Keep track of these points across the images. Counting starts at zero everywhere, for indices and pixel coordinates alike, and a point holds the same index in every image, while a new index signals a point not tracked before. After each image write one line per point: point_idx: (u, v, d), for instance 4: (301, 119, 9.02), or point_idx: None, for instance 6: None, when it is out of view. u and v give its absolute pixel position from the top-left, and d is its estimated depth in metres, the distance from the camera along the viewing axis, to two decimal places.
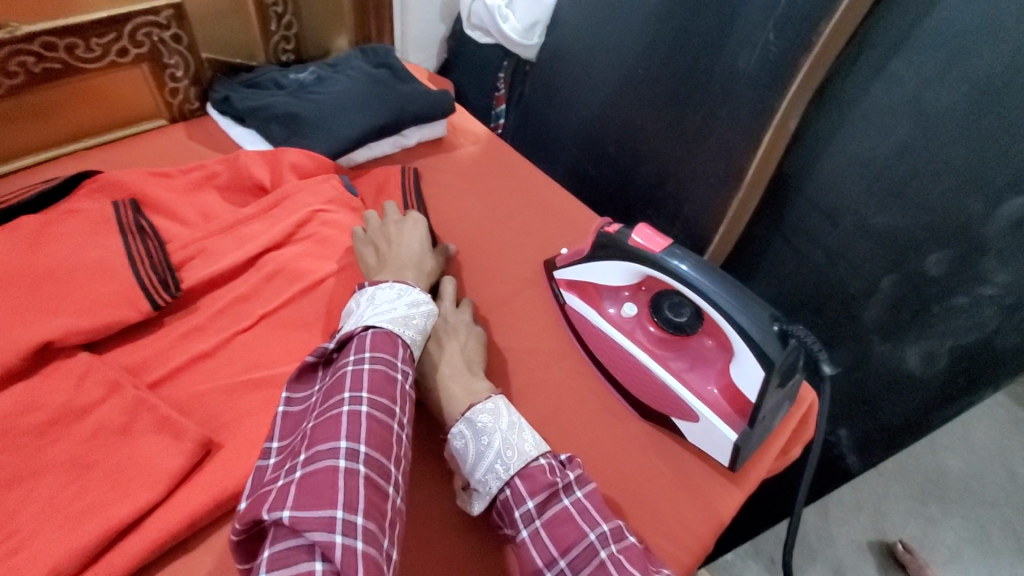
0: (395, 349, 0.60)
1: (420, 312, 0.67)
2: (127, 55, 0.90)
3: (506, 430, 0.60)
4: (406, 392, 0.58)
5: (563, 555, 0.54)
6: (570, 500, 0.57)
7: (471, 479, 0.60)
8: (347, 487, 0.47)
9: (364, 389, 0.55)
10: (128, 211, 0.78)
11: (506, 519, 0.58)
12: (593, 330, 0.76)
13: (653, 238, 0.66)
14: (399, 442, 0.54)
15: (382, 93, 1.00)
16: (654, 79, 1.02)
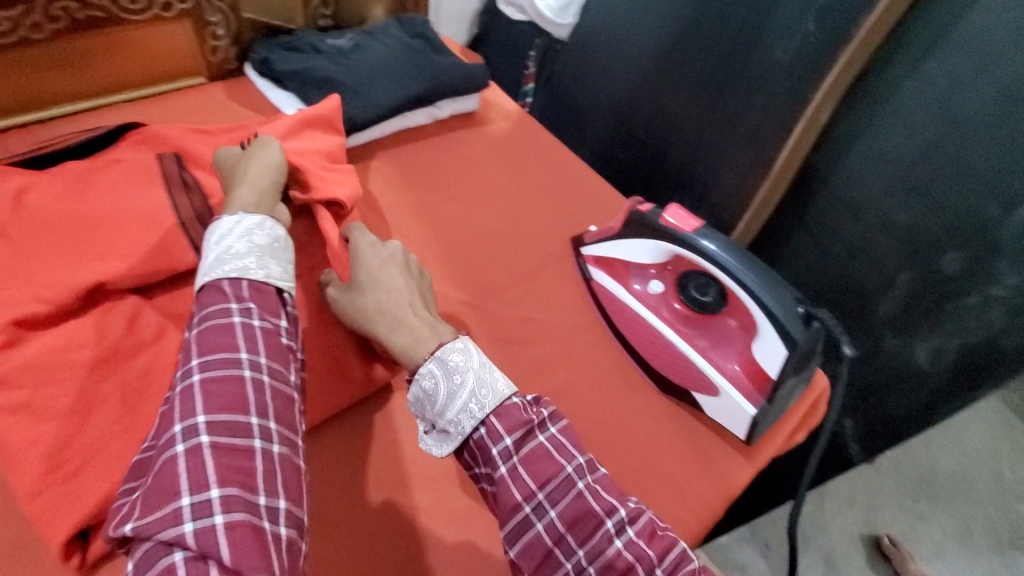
0: (223, 295, 0.52)
1: (232, 238, 0.55)
2: (171, 10, 0.91)
3: (478, 368, 0.55)
4: (254, 330, 0.51)
5: (542, 488, 0.50)
6: (545, 435, 0.53)
7: (441, 419, 0.54)
8: (189, 466, 0.43)
9: (194, 355, 0.48)
10: (173, 164, 0.79)
11: (480, 457, 0.53)
12: (619, 305, 0.78)
13: (686, 219, 0.69)
14: (259, 388, 0.49)
15: (419, 62, 1.01)
16: (690, 65, 1.03)
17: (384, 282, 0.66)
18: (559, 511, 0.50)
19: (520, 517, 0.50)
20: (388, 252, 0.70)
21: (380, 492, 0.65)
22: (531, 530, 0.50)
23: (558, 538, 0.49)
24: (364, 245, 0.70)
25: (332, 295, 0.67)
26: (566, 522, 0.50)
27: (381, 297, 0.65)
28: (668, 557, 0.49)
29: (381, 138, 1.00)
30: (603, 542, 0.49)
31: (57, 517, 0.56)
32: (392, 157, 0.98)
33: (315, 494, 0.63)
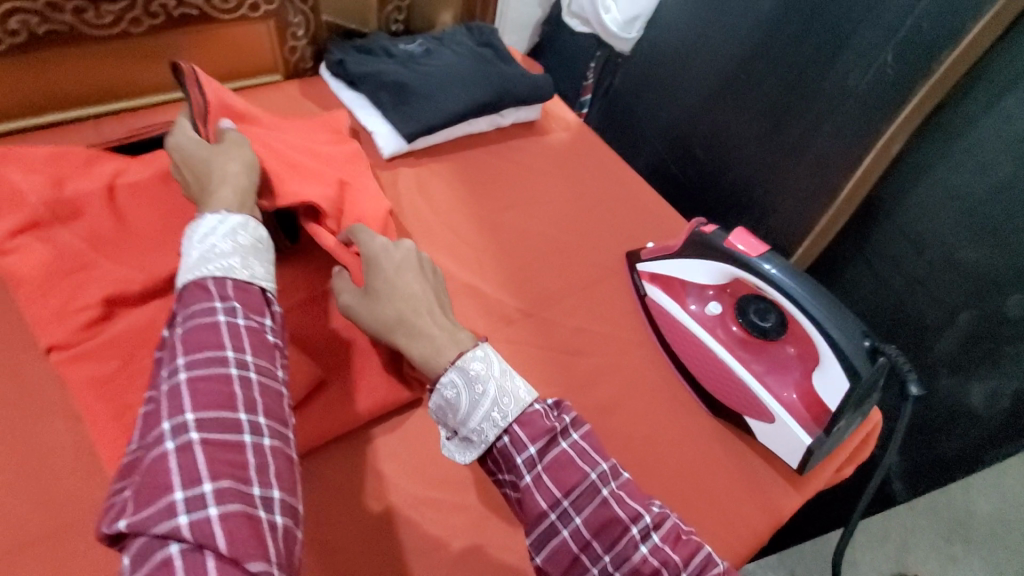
0: (208, 294, 0.49)
1: (216, 237, 0.52)
2: (258, 10, 0.96)
3: (499, 376, 0.54)
4: (240, 326, 0.49)
5: (567, 496, 0.51)
6: (568, 442, 0.53)
7: (463, 428, 0.54)
8: (181, 463, 0.42)
9: (179, 352, 0.46)
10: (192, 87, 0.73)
11: (504, 465, 0.54)
12: (673, 323, 0.79)
13: (755, 245, 0.69)
14: (248, 384, 0.47)
15: (487, 71, 1.04)
16: (756, 87, 1.04)
17: (400, 289, 0.63)
18: (585, 518, 0.50)
19: (546, 524, 0.51)
20: (401, 253, 0.66)
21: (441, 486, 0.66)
22: (557, 536, 0.50)
23: (584, 544, 0.50)
24: (376, 248, 0.65)
25: (346, 303, 0.64)
26: (591, 528, 0.50)
27: (399, 307, 0.61)
28: (693, 559, 0.50)
29: (445, 143, 1.02)
30: (628, 548, 0.49)
31: None
32: (454, 162, 1.00)
33: (382, 477, 0.65)
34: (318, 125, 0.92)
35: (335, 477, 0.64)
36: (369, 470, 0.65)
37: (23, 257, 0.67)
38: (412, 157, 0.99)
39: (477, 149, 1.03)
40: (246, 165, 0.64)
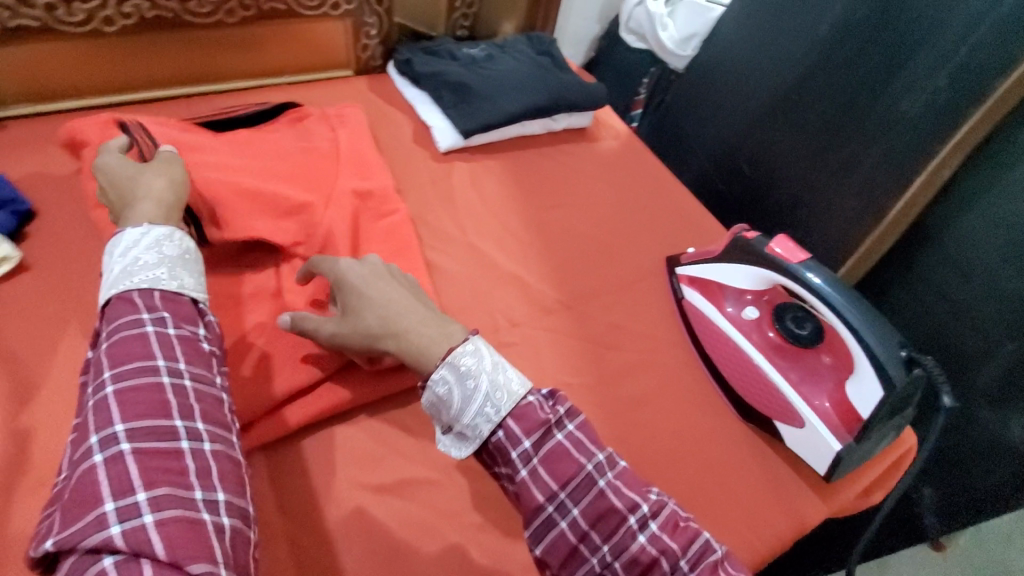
0: (134, 308, 0.51)
1: (139, 249, 0.54)
2: (338, 9, 1.04)
3: (490, 370, 0.54)
4: (168, 337, 0.51)
5: (563, 487, 0.50)
6: (563, 434, 0.52)
7: (457, 422, 0.53)
8: (111, 473, 0.43)
9: (107, 369, 0.48)
10: (143, 137, 0.76)
11: (500, 460, 0.53)
12: (710, 326, 0.80)
13: (793, 251, 0.70)
14: (181, 392, 0.49)
15: (544, 77, 1.09)
16: (808, 107, 1.06)
17: (379, 297, 0.62)
18: (582, 509, 0.50)
19: (543, 517, 0.50)
20: (370, 266, 0.65)
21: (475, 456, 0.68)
22: (555, 528, 0.50)
23: (582, 535, 0.50)
24: (341, 268, 0.64)
25: (329, 333, 0.62)
26: (589, 519, 0.50)
27: (378, 316, 0.60)
28: (691, 548, 0.50)
29: (499, 143, 1.07)
30: (626, 537, 0.49)
31: None
32: (505, 160, 1.05)
33: (419, 441, 0.68)
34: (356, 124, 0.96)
35: (376, 436, 0.67)
36: (408, 433, 0.68)
37: None
38: (467, 153, 1.04)
39: (528, 150, 1.08)
40: (173, 184, 0.64)
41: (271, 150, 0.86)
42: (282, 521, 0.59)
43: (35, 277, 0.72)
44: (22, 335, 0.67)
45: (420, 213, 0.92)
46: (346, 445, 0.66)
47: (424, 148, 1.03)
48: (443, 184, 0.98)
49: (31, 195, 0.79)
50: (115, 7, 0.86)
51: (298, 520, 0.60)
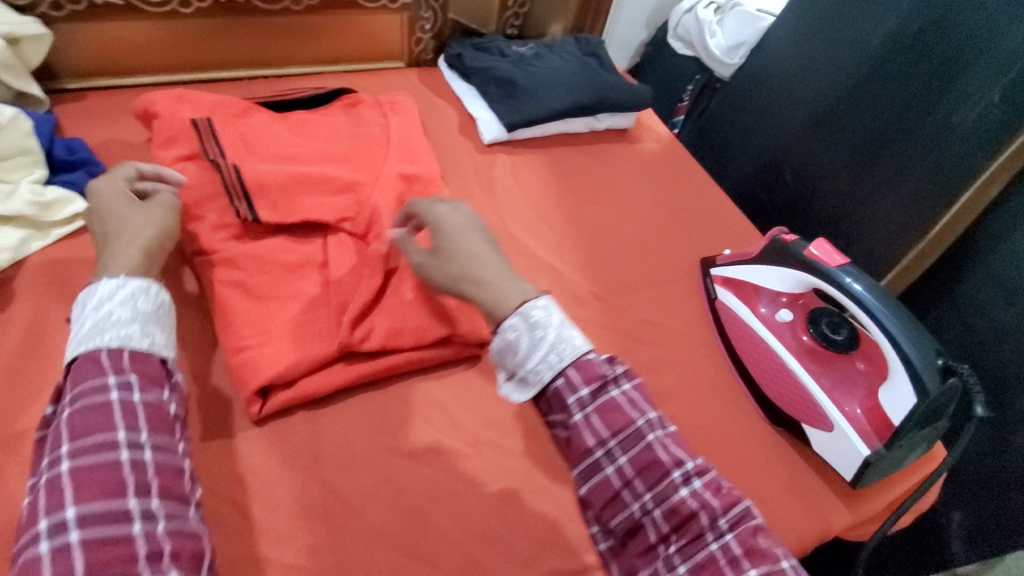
0: (100, 368, 0.49)
1: (114, 303, 0.52)
2: (396, 2, 1.08)
3: (559, 325, 0.54)
4: (131, 405, 0.49)
5: (614, 437, 0.52)
6: (618, 391, 0.53)
7: (520, 368, 0.54)
8: (57, 563, 0.42)
9: (65, 441, 0.46)
10: (209, 139, 0.81)
11: (556, 407, 0.53)
12: (742, 326, 0.80)
13: (830, 253, 0.71)
14: (139, 467, 0.47)
15: (591, 77, 1.11)
16: (856, 118, 1.06)
17: (465, 246, 0.64)
18: (629, 458, 0.51)
19: (591, 460, 0.52)
20: (464, 217, 0.68)
21: (502, 433, 0.69)
22: (600, 473, 0.52)
23: (627, 481, 0.51)
24: (436, 215, 0.67)
25: (418, 263, 0.65)
26: (635, 468, 0.51)
27: (464, 262, 0.62)
28: (732, 509, 0.50)
29: (541, 139, 1.10)
30: (668, 489, 0.50)
31: (247, 372, 0.65)
32: (547, 155, 1.07)
33: (449, 415, 0.70)
34: (408, 112, 0.99)
35: (409, 406, 0.70)
36: (439, 406, 0.70)
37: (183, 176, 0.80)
38: (510, 146, 1.07)
39: (570, 147, 1.10)
40: (163, 229, 0.62)
41: (329, 131, 0.90)
42: (317, 477, 0.62)
43: None
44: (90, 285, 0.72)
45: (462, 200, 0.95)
46: (379, 411, 0.68)
47: (468, 139, 1.06)
48: (485, 174, 1.00)
49: (105, 160, 0.85)
50: None
51: (330, 477, 0.63)
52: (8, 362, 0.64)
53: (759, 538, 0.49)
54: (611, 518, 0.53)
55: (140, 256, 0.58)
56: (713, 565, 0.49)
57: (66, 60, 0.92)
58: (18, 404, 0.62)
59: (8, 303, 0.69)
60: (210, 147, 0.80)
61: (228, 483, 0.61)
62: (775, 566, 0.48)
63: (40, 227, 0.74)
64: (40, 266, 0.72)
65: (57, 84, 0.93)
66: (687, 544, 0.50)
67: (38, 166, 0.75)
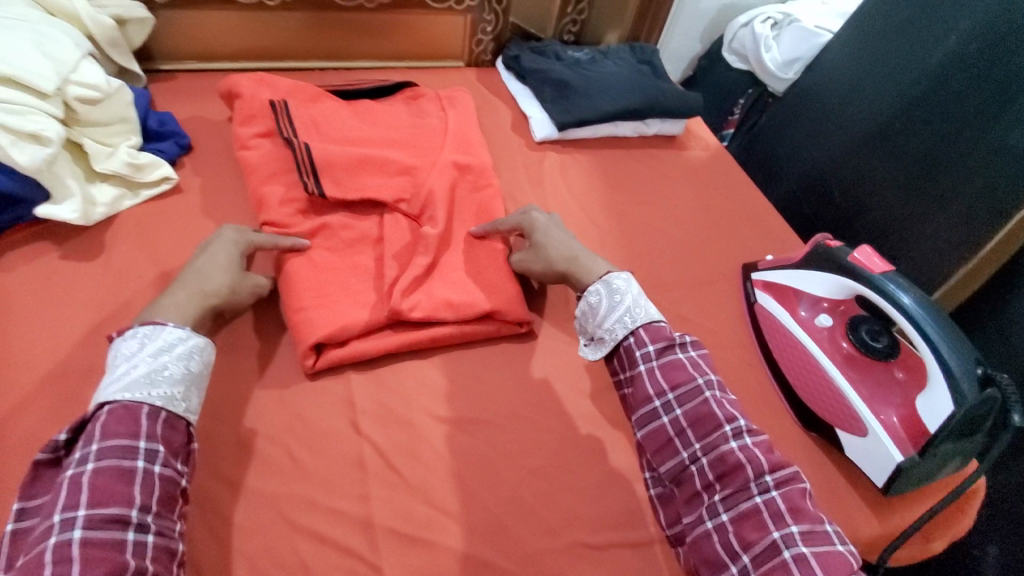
0: (136, 429, 0.52)
1: (170, 358, 0.56)
2: (461, 4, 1.14)
3: (635, 294, 0.65)
4: (152, 479, 0.51)
5: (673, 390, 0.60)
6: (684, 353, 0.62)
7: (599, 329, 0.66)
8: None
9: (82, 504, 0.47)
10: (283, 117, 0.86)
11: (625, 363, 0.64)
12: (780, 329, 0.81)
13: (871, 258, 0.72)
14: (141, 550, 0.48)
15: (644, 83, 1.14)
16: (909, 136, 1.06)
17: (559, 237, 0.77)
18: (684, 410, 0.59)
19: (650, 408, 0.61)
20: (549, 218, 0.81)
21: (535, 412, 0.72)
22: (657, 420, 0.60)
23: (680, 431, 0.59)
24: (530, 214, 0.81)
25: (521, 258, 0.79)
26: (688, 419, 0.59)
27: (559, 249, 0.75)
28: (780, 470, 0.56)
29: (590, 141, 1.13)
30: (718, 440, 0.57)
31: (304, 331, 0.70)
32: (595, 156, 1.10)
33: (486, 390, 0.73)
34: (466, 106, 1.04)
35: (449, 378, 0.73)
36: (476, 381, 0.73)
37: (259, 151, 0.87)
38: (559, 145, 1.11)
39: (618, 150, 1.13)
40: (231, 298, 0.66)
41: (392, 119, 0.96)
42: (359, 433, 0.66)
43: (186, 200, 0.85)
44: (170, 244, 0.79)
45: (511, 192, 0.99)
46: (421, 379, 0.72)
47: (520, 136, 1.10)
48: (534, 169, 1.04)
49: (190, 134, 0.94)
50: None
51: (371, 434, 0.66)
52: (98, 305, 0.72)
53: (806, 500, 0.54)
54: (661, 463, 0.60)
55: (197, 312, 0.62)
56: (756, 515, 0.54)
57: (162, 43, 1.01)
58: (104, 342, 0.69)
59: (100, 254, 0.76)
60: (284, 126, 0.86)
61: (284, 430, 0.65)
62: (817, 526, 0.53)
63: (132, 187, 0.83)
64: (129, 224, 0.80)
65: (151, 65, 1.02)
66: (730, 494, 0.56)
67: (134, 133, 0.84)
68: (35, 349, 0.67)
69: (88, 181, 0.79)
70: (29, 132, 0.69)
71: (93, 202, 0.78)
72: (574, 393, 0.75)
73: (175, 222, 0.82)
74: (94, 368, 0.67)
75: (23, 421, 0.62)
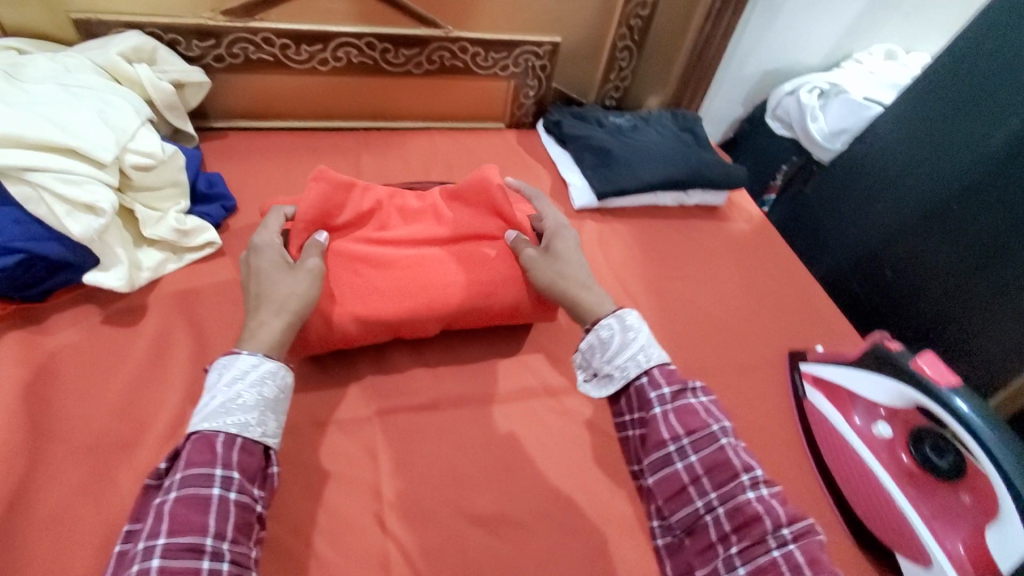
0: (212, 457, 0.52)
1: (243, 385, 0.56)
2: (506, 71, 1.15)
3: (648, 332, 0.64)
4: (226, 508, 0.50)
5: (687, 435, 0.58)
6: (696, 399, 0.60)
7: (608, 365, 0.63)
8: None
9: (163, 532, 0.48)
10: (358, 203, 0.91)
11: (637, 404, 0.61)
12: (832, 430, 0.78)
13: (943, 372, 0.69)
14: None
15: (686, 153, 1.12)
16: (966, 221, 1.02)
17: (574, 258, 0.77)
18: (700, 457, 0.57)
19: (664, 453, 0.58)
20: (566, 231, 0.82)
21: (568, 512, 0.68)
22: (670, 466, 0.58)
23: (695, 478, 0.57)
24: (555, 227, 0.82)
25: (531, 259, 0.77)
26: (705, 466, 0.56)
27: (571, 268, 0.75)
28: (796, 522, 0.52)
29: (629, 210, 1.11)
30: (735, 489, 0.55)
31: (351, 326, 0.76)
32: (635, 226, 1.08)
33: (516, 484, 0.69)
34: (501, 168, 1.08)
35: (478, 469, 0.70)
36: (506, 473, 0.70)
37: None
38: (599, 214, 1.09)
39: (658, 220, 1.11)
40: (305, 298, 0.67)
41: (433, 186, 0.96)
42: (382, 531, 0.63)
43: (225, 265, 0.85)
44: (209, 311, 0.79)
45: None
46: (447, 470, 0.69)
47: (560, 203, 1.09)
48: None
49: (236, 195, 0.95)
50: (331, 52, 1.02)
51: (394, 532, 0.64)
52: (134, 372, 0.72)
53: (824, 553, 0.51)
54: (673, 511, 0.58)
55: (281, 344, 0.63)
56: (774, 569, 0.50)
57: (216, 102, 1.04)
58: (136, 414, 0.68)
59: (139, 318, 0.77)
60: None
61: (306, 522, 0.63)
62: None
63: (176, 250, 0.83)
64: (171, 287, 0.81)
65: (205, 122, 1.05)
66: (746, 547, 0.52)
67: (183, 197, 0.85)
68: (67, 419, 0.66)
69: (135, 245, 0.80)
70: (85, 204, 0.70)
71: (138, 266, 0.78)
72: (607, 494, 0.71)
73: (214, 287, 0.82)
74: (124, 441, 0.66)
75: (50, 495, 0.61)
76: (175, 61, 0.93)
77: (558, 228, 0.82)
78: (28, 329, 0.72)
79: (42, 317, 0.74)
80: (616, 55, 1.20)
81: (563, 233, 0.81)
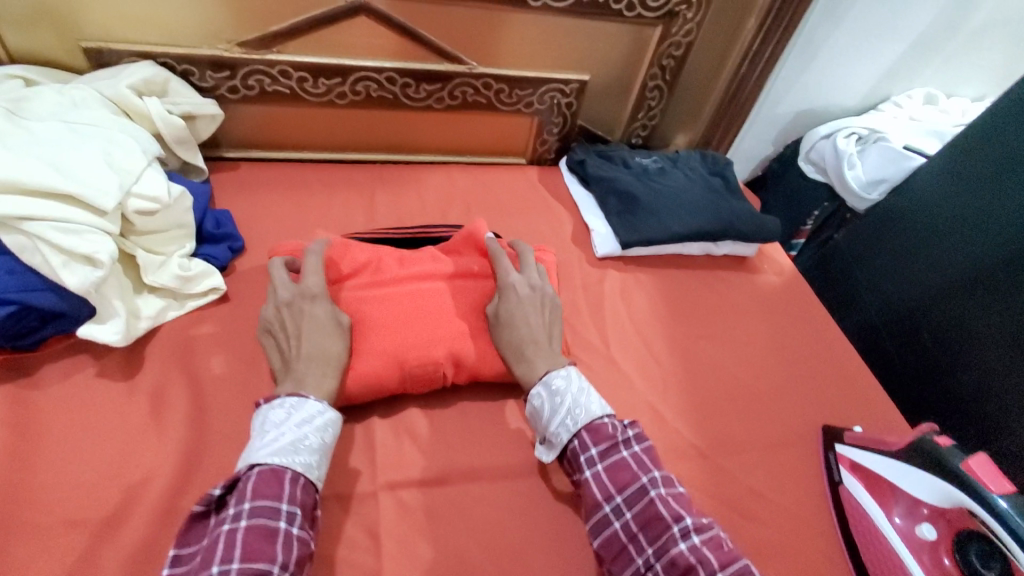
0: (280, 491, 0.55)
1: (311, 428, 0.60)
2: (530, 108, 1.11)
3: (575, 392, 0.67)
4: (289, 540, 0.53)
5: (620, 492, 0.60)
6: (628, 451, 0.63)
7: (548, 432, 0.67)
8: None
9: (236, 556, 0.50)
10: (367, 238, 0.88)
11: (574, 466, 0.65)
12: (871, 524, 0.72)
13: (994, 476, 0.65)
14: None
15: (716, 202, 1.07)
16: (1012, 291, 0.95)
17: (520, 319, 0.74)
18: (635, 513, 0.59)
19: (601, 514, 0.60)
20: (523, 286, 0.77)
21: None
22: (609, 527, 0.60)
23: (632, 536, 0.58)
24: (508, 281, 0.78)
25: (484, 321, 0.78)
26: (638, 523, 0.59)
27: (513, 333, 0.74)
28: (730, 565, 0.54)
29: (654, 258, 1.06)
30: (668, 542, 0.56)
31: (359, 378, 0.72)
32: (658, 276, 1.03)
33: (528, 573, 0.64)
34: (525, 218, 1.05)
35: (487, 554, 0.65)
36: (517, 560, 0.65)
37: None
38: (622, 262, 1.04)
39: (683, 270, 1.05)
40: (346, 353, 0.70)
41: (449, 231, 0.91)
42: None
43: (229, 312, 0.81)
44: (209, 364, 0.75)
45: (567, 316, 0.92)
46: (455, 554, 0.64)
47: (581, 249, 1.04)
48: (594, 290, 0.97)
49: (244, 233, 0.91)
50: (350, 86, 0.98)
51: None
52: (128, 431, 0.68)
53: None
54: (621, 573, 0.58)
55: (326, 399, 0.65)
56: None
57: (229, 133, 1.00)
58: (127, 481, 0.64)
59: (137, 370, 0.73)
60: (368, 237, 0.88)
61: None
62: None
63: (177, 296, 0.79)
64: (172, 336, 0.77)
65: (216, 151, 1.01)
66: None
67: (188, 239, 0.82)
68: (54, 484, 0.62)
69: (136, 291, 0.76)
70: (83, 254, 0.66)
71: (137, 314, 0.74)
72: None
73: (216, 336, 0.78)
74: (112, 512, 0.62)
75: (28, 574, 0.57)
76: (187, 93, 0.90)
77: (512, 283, 0.77)
78: (19, 382, 0.69)
79: (33, 367, 0.70)
80: (646, 94, 1.15)
81: (512, 290, 0.76)
